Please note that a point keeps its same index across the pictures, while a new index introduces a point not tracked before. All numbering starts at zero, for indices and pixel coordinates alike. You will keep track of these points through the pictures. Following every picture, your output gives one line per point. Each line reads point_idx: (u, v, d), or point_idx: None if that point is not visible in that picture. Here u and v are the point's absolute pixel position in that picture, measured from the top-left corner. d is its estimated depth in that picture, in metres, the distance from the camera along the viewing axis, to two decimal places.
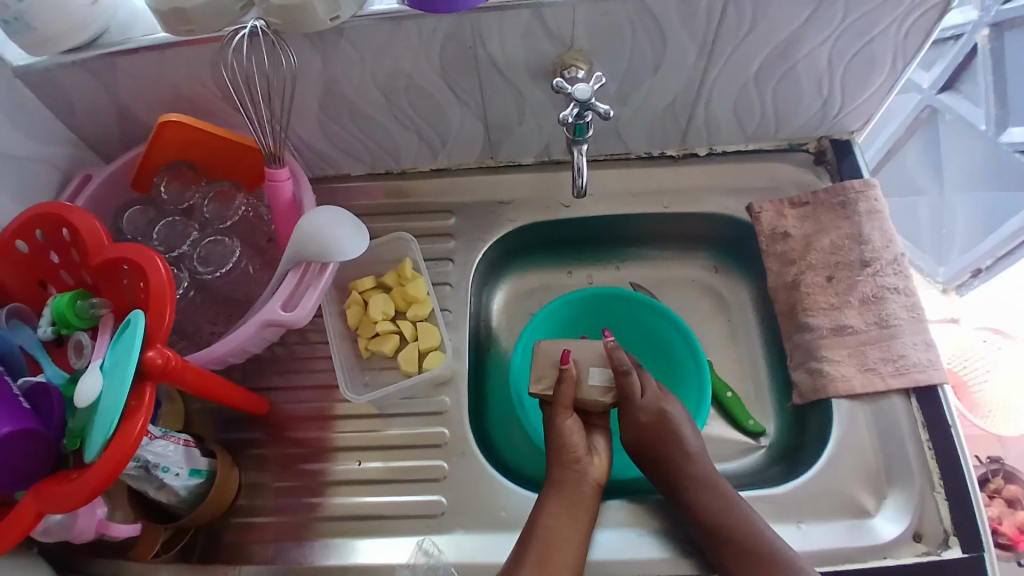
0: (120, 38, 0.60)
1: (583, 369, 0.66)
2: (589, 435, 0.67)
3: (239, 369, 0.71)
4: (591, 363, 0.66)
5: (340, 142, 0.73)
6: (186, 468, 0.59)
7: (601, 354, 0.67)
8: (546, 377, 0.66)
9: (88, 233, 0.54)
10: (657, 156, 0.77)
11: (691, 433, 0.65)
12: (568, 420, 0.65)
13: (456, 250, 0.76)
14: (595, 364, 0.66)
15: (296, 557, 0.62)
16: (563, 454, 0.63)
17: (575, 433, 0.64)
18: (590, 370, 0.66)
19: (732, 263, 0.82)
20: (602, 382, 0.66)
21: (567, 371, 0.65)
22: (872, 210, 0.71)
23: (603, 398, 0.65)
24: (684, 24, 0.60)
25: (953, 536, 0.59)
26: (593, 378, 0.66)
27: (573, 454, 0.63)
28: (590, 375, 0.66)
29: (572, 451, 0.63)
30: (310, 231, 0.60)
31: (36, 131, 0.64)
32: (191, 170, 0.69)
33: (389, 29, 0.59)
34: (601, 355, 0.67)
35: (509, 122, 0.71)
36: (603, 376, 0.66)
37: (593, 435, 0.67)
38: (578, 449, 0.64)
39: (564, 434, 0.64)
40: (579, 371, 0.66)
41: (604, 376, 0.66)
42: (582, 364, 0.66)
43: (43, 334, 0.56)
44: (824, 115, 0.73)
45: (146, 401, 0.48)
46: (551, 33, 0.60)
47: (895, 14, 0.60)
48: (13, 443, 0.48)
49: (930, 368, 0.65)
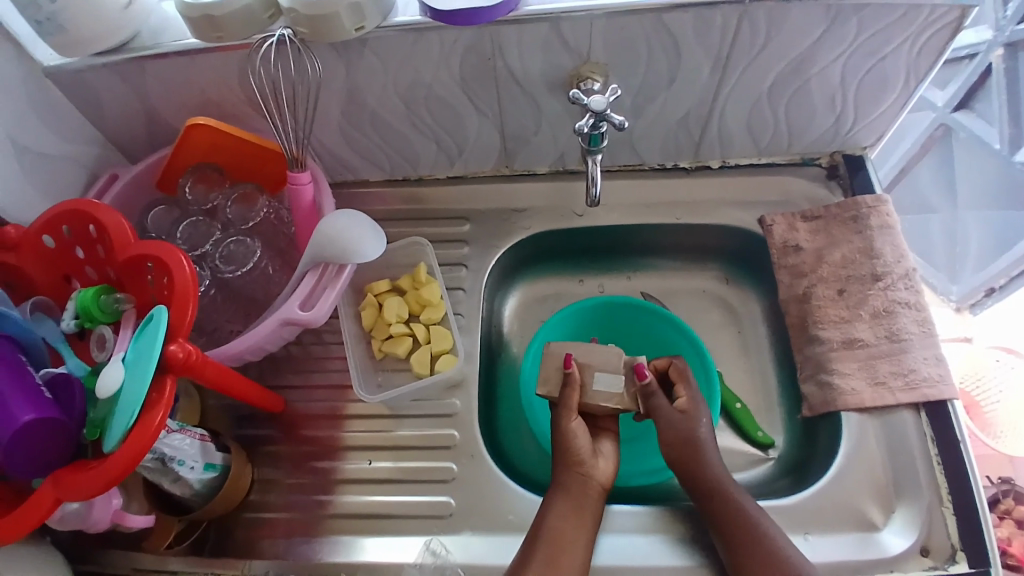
0: (151, 42, 0.62)
1: (588, 373, 0.67)
2: (597, 440, 0.67)
3: (254, 367, 0.73)
4: (597, 367, 0.67)
5: (360, 148, 0.74)
6: (201, 462, 0.60)
7: (609, 359, 0.67)
8: (550, 382, 0.67)
9: (114, 230, 0.56)
10: (670, 168, 0.78)
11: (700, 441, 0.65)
12: (574, 423, 0.65)
13: (470, 256, 0.77)
14: (600, 368, 0.67)
15: (305, 553, 0.63)
16: (569, 457, 0.64)
17: (580, 436, 0.65)
18: (597, 375, 0.67)
19: (744, 276, 0.82)
20: (610, 388, 0.66)
21: (571, 376, 0.66)
22: (884, 225, 0.72)
23: (608, 403, 0.66)
24: (699, 39, 0.61)
25: (960, 552, 0.59)
26: (600, 384, 0.66)
27: (577, 456, 0.64)
28: (595, 380, 0.66)
29: (578, 455, 0.64)
30: (330, 231, 0.61)
31: (65, 130, 0.67)
32: (217, 172, 0.70)
33: (411, 40, 0.61)
34: (606, 359, 0.67)
35: (526, 133, 0.72)
36: (614, 382, 0.66)
37: (601, 440, 0.67)
38: (582, 452, 0.64)
39: (570, 437, 0.64)
40: (584, 375, 0.67)
41: (613, 382, 0.66)
42: (587, 369, 0.67)
43: (66, 327, 0.58)
44: (837, 130, 0.73)
45: (166, 395, 0.49)
46: (568, 46, 0.62)
47: (908, 33, 0.61)
48: (35, 431, 0.49)
49: (940, 384, 0.65)
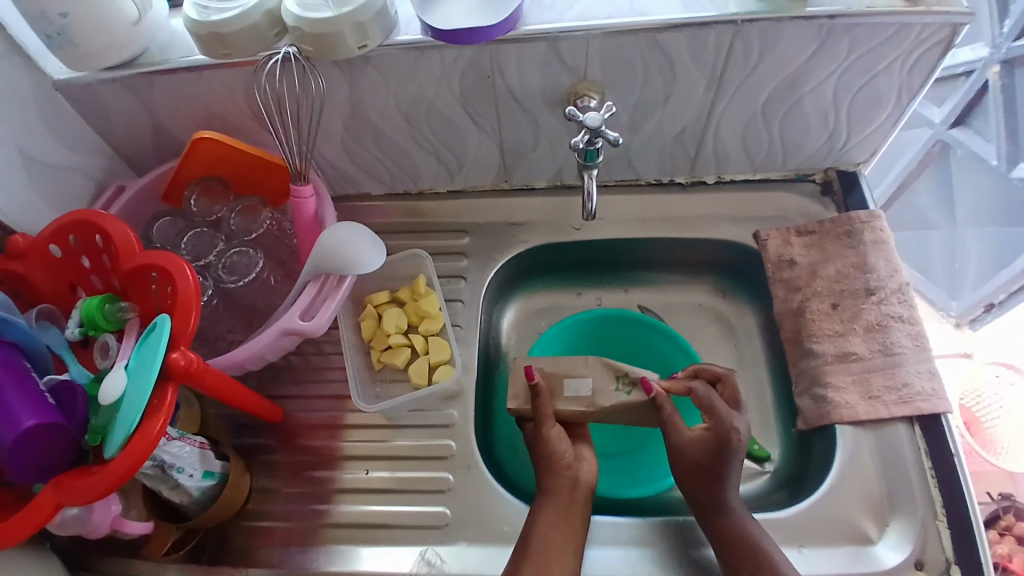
0: (159, 58, 0.64)
1: (558, 381, 0.68)
2: (577, 446, 0.68)
3: (254, 376, 0.74)
4: (565, 374, 0.68)
5: (362, 161, 0.76)
6: (200, 470, 0.61)
7: (575, 364, 0.68)
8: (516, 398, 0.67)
9: (120, 240, 0.58)
10: (666, 183, 0.79)
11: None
12: (553, 430, 0.66)
13: (470, 269, 0.78)
14: (570, 375, 0.68)
15: (301, 562, 0.63)
16: (552, 461, 0.64)
17: (561, 441, 0.66)
18: (567, 381, 0.68)
19: (740, 291, 0.83)
20: (580, 392, 0.67)
21: (537, 387, 0.66)
22: (877, 240, 0.73)
23: (579, 407, 0.67)
24: (694, 59, 0.63)
25: (955, 565, 0.60)
26: (570, 390, 0.67)
27: (563, 461, 0.65)
28: (564, 387, 0.68)
29: (562, 459, 0.65)
30: (332, 244, 0.62)
31: (72, 142, 0.68)
32: (221, 185, 0.71)
33: (414, 58, 0.62)
34: (572, 365, 0.68)
35: (525, 148, 0.74)
36: (583, 386, 0.67)
37: (580, 445, 0.68)
38: (566, 456, 0.65)
39: (549, 443, 0.65)
40: (554, 382, 0.68)
41: (582, 386, 0.67)
42: (556, 377, 0.68)
43: (71, 335, 0.59)
44: (831, 147, 0.74)
45: (168, 402, 0.50)
46: (566, 65, 0.63)
47: (898, 52, 0.62)
48: (39, 435, 0.50)
49: (934, 397, 0.65)
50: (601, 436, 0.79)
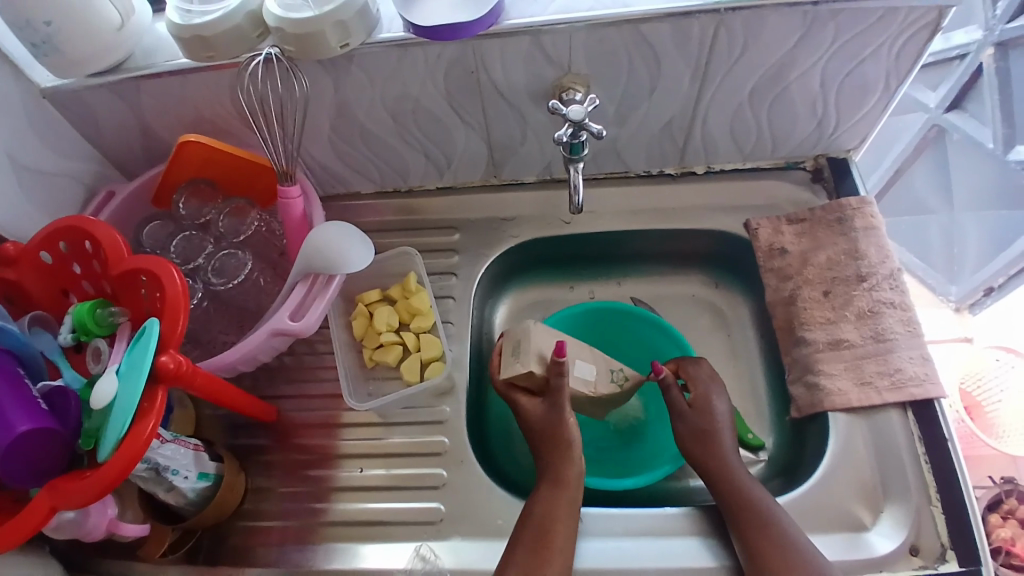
0: (144, 62, 0.64)
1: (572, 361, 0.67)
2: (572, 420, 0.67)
3: (248, 377, 0.74)
4: (577, 356, 0.68)
5: (350, 160, 0.76)
6: (195, 471, 0.61)
7: (582, 350, 0.69)
8: (535, 365, 0.65)
9: (108, 244, 0.58)
10: (655, 175, 0.79)
11: (726, 432, 0.67)
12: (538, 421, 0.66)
13: (461, 265, 0.78)
14: (580, 357, 0.68)
15: (299, 560, 0.64)
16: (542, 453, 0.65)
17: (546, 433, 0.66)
18: (575, 362, 0.68)
19: (733, 281, 0.83)
20: (587, 377, 0.68)
21: (565, 365, 0.64)
22: (869, 226, 0.72)
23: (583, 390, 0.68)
24: (678, 49, 0.63)
25: (951, 551, 0.59)
26: (578, 372, 0.68)
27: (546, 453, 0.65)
28: (576, 368, 0.67)
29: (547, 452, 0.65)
30: (319, 243, 0.63)
31: (62, 149, 0.69)
32: (210, 186, 0.72)
33: (397, 56, 0.62)
34: (581, 350, 0.69)
35: (513, 143, 0.74)
36: (587, 372, 0.68)
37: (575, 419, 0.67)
38: (551, 447, 0.65)
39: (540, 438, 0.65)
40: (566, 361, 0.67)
41: (587, 371, 0.68)
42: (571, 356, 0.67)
43: (64, 341, 0.59)
44: (819, 135, 0.74)
45: (159, 403, 0.51)
46: (550, 59, 0.63)
47: (885, 36, 0.62)
48: (33, 441, 0.51)
49: (927, 383, 0.65)
50: (597, 430, 0.78)
